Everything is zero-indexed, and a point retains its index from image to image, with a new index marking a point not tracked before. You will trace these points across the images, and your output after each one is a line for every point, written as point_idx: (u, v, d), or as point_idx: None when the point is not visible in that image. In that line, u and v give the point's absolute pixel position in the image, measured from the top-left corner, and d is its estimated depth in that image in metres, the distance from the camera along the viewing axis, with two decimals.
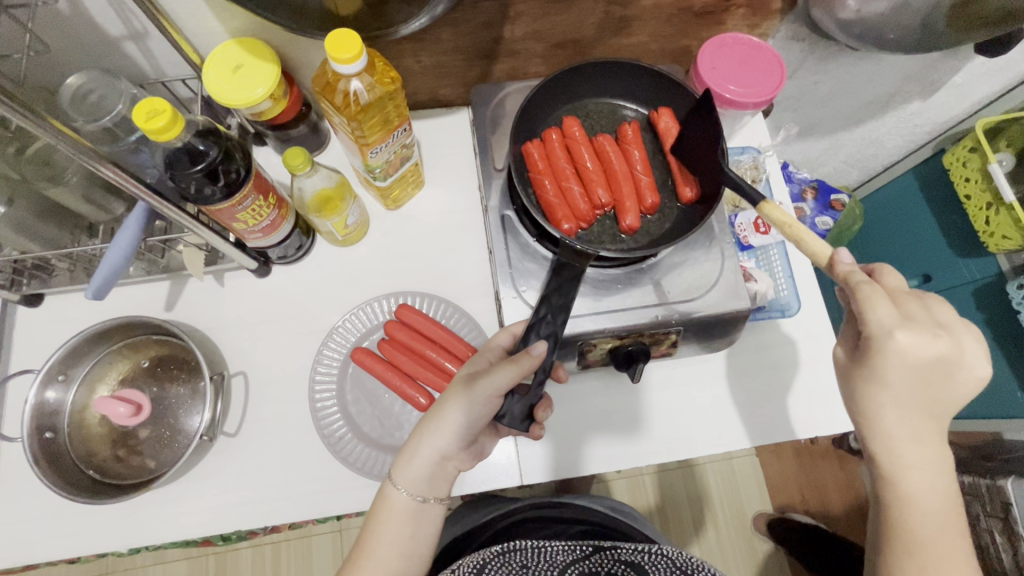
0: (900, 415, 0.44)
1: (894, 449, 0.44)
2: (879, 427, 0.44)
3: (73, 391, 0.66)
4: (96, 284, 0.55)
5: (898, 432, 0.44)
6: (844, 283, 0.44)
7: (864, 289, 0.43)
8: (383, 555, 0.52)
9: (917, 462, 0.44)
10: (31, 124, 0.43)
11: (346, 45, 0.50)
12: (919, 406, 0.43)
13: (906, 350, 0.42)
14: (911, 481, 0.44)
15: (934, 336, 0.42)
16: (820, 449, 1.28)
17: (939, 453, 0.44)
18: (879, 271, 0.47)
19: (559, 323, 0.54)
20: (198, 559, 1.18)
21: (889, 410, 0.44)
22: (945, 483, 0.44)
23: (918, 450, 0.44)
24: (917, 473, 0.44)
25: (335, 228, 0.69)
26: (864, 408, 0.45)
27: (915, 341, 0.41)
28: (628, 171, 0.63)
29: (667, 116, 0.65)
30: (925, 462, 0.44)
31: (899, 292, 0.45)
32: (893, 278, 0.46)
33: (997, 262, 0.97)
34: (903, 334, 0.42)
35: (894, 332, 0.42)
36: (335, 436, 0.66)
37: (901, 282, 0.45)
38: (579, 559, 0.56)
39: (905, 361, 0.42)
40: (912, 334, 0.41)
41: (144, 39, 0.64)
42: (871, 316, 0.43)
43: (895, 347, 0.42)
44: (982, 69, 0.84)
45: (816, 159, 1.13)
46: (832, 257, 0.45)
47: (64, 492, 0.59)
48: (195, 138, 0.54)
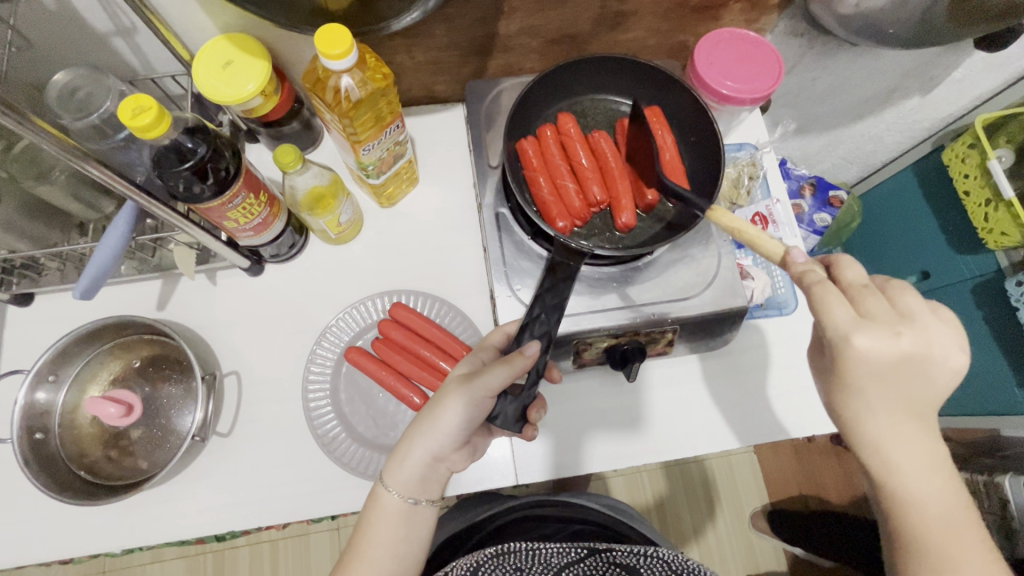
0: (882, 421, 0.43)
1: (884, 458, 0.43)
2: (864, 436, 0.44)
3: (64, 391, 0.66)
4: (84, 285, 0.54)
5: (884, 439, 0.43)
6: (797, 283, 0.45)
7: (817, 292, 0.43)
8: (375, 558, 0.51)
9: (911, 467, 0.43)
10: (14, 123, 0.42)
11: (335, 41, 0.49)
12: (899, 407, 0.43)
13: (867, 352, 0.41)
14: (909, 488, 0.43)
15: (894, 333, 0.41)
16: (819, 446, 1.27)
17: (931, 453, 0.43)
18: (836, 262, 0.46)
19: (553, 323, 0.53)
20: (196, 558, 1.18)
21: (868, 417, 0.43)
22: (947, 482, 0.43)
23: (909, 454, 0.43)
24: (915, 478, 0.43)
25: (329, 226, 0.68)
26: (846, 418, 0.44)
27: (874, 342, 0.41)
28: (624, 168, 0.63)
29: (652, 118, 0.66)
30: (920, 466, 0.43)
31: (856, 286, 0.44)
32: (852, 270, 0.45)
33: (996, 259, 0.97)
34: (861, 337, 0.41)
35: (850, 336, 0.41)
36: (328, 436, 0.66)
37: (860, 274, 0.44)
38: (573, 562, 0.55)
39: (870, 362, 0.41)
40: (869, 334, 0.41)
41: (133, 35, 0.63)
42: (827, 320, 0.42)
43: (856, 350, 0.41)
44: (982, 65, 0.83)
45: (814, 155, 1.12)
46: (785, 255, 0.46)
47: (54, 494, 0.58)
48: (183, 135, 0.53)
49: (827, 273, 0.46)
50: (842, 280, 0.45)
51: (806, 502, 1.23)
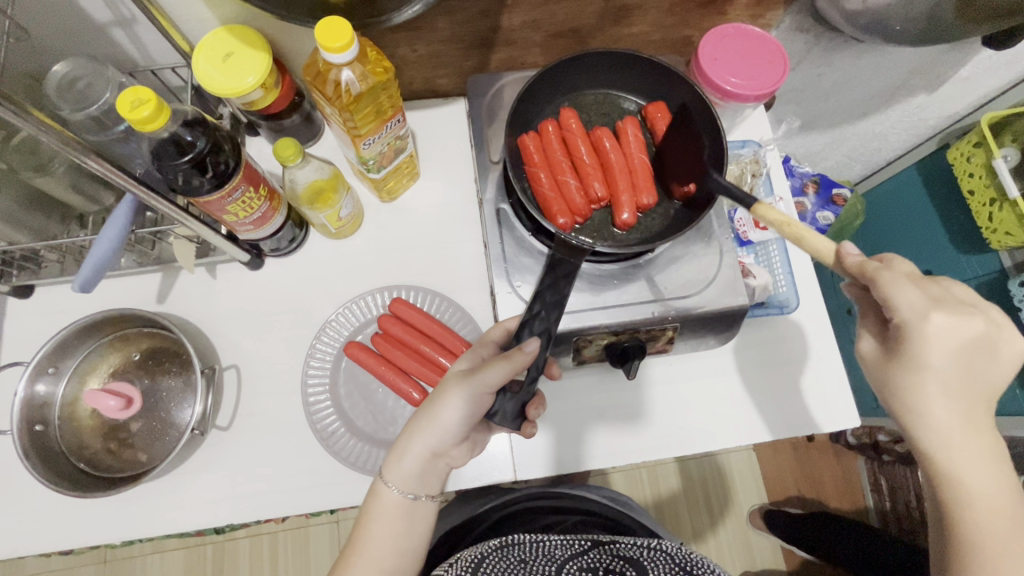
0: (950, 404, 0.42)
1: (948, 445, 0.42)
2: (930, 421, 0.43)
3: (63, 383, 0.66)
4: (83, 277, 0.54)
5: (951, 424, 0.42)
6: (861, 276, 0.43)
7: (886, 275, 0.42)
8: (375, 554, 0.51)
9: (973, 453, 0.42)
10: (12, 115, 0.42)
11: (335, 34, 0.48)
12: (967, 392, 0.42)
13: (944, 332, 0.41)
14: (971, 475, 0.42)
15: (969, 315, 0.41)
16: (818, 444, 1.28)
17: (992, 439, 0.43)
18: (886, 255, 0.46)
19: (553, 320, 0.53)
20: (196, 549, 1.19)
21: (938, 401, 0.42)
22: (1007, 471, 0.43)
23: (973, 439, 0.42)
24: (976, 465, 0.42)
25: (328, 220, 0.68)
26: (910, 402, 0.43)
27: (952, 323, 0.40)
28: (625, 164, 0.62)
29: (633, 125, 0.63)
30: (983, 452, 0.42)
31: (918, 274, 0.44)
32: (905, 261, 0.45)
33: (999, 258, 0.96)
34: (939, 315, 0.41)
35: (929, 314, 0.41)
36: (327, 430, 0.66)
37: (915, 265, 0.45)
38: (578, 553, 0.55)
39: (944, 343, 0.41)
40: (948, 315, 0.41)
41: (132, 25, 0.63)
42: (902, 301, 0.42)
43: (933, 330, 0.41)
44: (990, 62, 0.82)
45: (818, 152, 1.11)
46: (838, 251, 0.44)
47: (53, 486, 0.58)
48: (183, 128, 0.53)
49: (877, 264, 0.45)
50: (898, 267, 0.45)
51: (802, 500, 1.24)
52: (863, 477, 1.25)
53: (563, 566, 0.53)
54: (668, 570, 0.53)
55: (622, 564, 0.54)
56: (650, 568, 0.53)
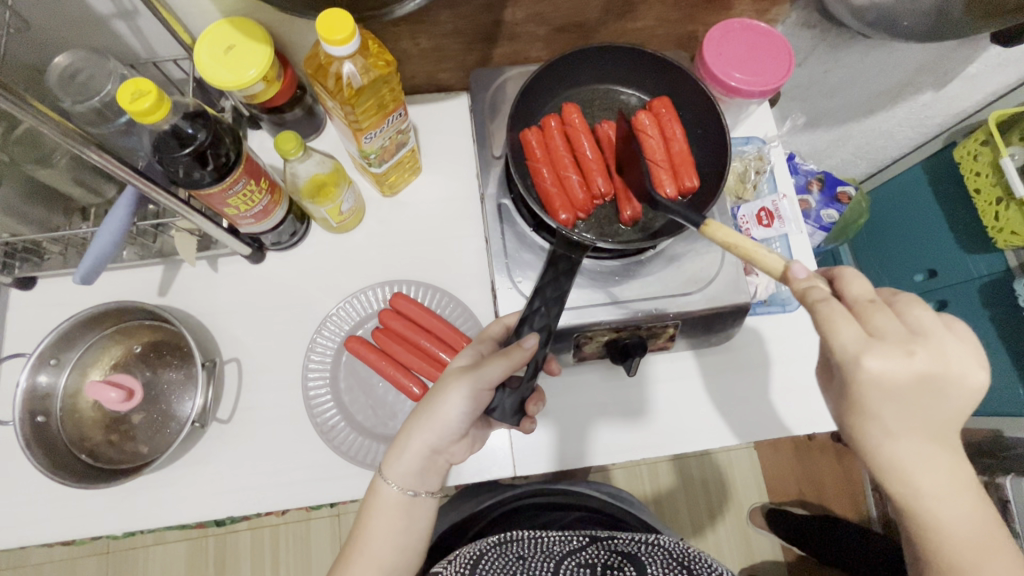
0: (899, 445, 0.40)
1: (901, 481, 0.41)
2: (881, 459, 0.41)
3: (65, 375, 0.66)
4: (84, 270, 0.54)
5: (903, 463, 0.41)
6: (800, 300, 0.42)
7: (822, 311, 0.40)
8: (376, 549, 0.51)
9: (933, 488, 0.41)
10: (13, 106, 0.42)
11: (337, 26, 0.48)
12: (919, 429, 0.40)
13: (880, 375, 0.38)
14: (930, 508, 0.41)
15: (907, 355, 0.38)
16: (819, 443, 1.28)
17: (953, 472, 0.41)
18: (840, 276, 0.43)
19: (553, 315, 0.53)
20: (198, 541, 1.19)
21: (885, 441, 0.41)
22: (970, 499, 0.41)
23: (929, 476, 0.41)
24: (935, 498, 0.41)
25: (330, 214, 0.68)
26: (862, 440, 0.42)
27: (886, 364, 0.38)
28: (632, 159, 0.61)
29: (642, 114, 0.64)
30: (943, 486, 0.41)
31: (863, 302, 0.41)
32: (857, 285, 0.42)
33: (1005, 258, 0.95)
34: (872, 360, 0.38)
35: (862, 358, 0.38)
36: (327, 424, 0.66)
37: (866, 289, 0.41)
38: (575, 550, 0.55)
39: (883, 386, 0.38)
40: (882, 357, 0.38)
41: (135, 17, 0.63)
42: (835, 343, 0.39)
43: (867, 373, 0.38)
44: (998, 60, 0.81)
45: (823, 150, 1.11)
46: (787, 270, 0.43)
47: (55, 477, 0.58)
48: (184, 121, 0.53)
49: (830, 288, 0.43)
50: (847, 293, 0.42)
51: (803, 500, 1.24)
52: (866, 478, 1.24)
53: (561, 562, 0.53)
54: (667, 566, 0.53)
55: (620, 560, 0.53)
56: (649, 562, 0.53)
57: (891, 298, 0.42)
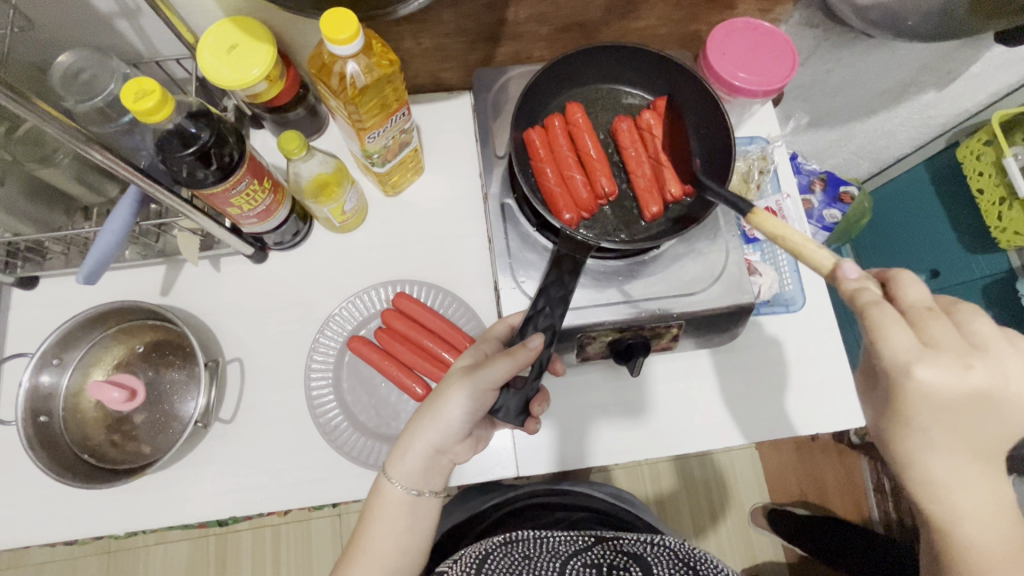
0: (943, 460, 0.40)
1: (941, 499, 0.41)
2: (921, 472, 0.41)
3: (68, 374, 0.66)
4: (87, 270, 0.54)
5: (945, 478, 0.40)
6: (849, 302, 0.41)
7: (873, 314, 0.39)
8: (379, 549, 0.51)
9: (971, 506, 0.40)
10: (16, 105, 0.42)
11: (340, 26, 0.48)
12: (963, 445, 0.40)
13: (930, 387, 0.38)
14: (966, 527, 0.41)
15: (965, 368, 0.37)
16: (821, 444, 1.27)
17: (993, 491, 0.40)
18: (894, 279, 0.42)
19: (557, 315, 0.53)
20: (199, 540, 1.19)
21: (929, 455, 0.40)
22: (1010, 521, 0.41)
23: (968, 493, 0.40)
24: (972, 517, 0.40)
25: (333, 214, 0.68)
26: (902, 454, 0.41)
27: (938, 375, 0.37)
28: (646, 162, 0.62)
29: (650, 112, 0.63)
30: (982, 505, 0.40)
31: (919, 309, 0.40)
32: (913, 290, 0.41)
33: (1008, 258, 0.95)
34: (925, 370, 0.37)
35: (913, 367, 0.38)
36: (330, 425, 0.66)
37: (923, 296, 0.40)
38: (581, 550, 0.55)
39: (933, 399, 0.38)
40: (935, 367, 0.37)
41: (137, 16, 0.63)
42: (886, 350, 0.39)
43: (916, 383, 0.38)
44: (1001, 60, 0.81)
45: (825, 150, 1.11)
46: (835, 269, 0.42)
47: (57, 476, 0.58)
48: (187, 120, 0.53)
49: (883, 291, 0.42)
50: (903, 299, 0.41)
51: (805, 500, 1.24)
52: (867, 478, 1.24)
53: (567, 562, 0.53)
54: (672, 567, 0.53)
55: (626, 560, 0.53)
56: (654, 563, 0.53)
57: (949, 306, 0.41)
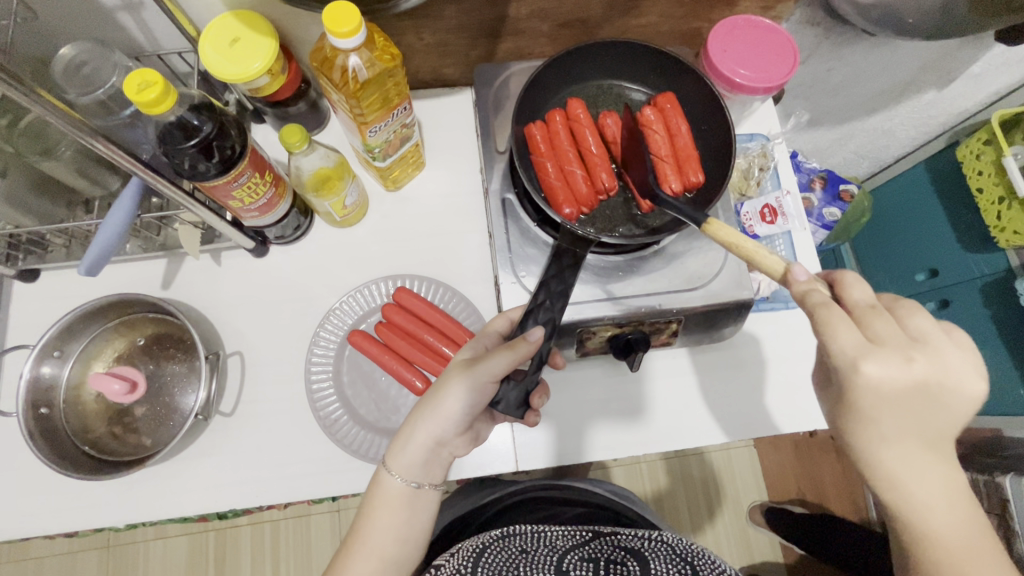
0: (895, 451, 0.40)
1: (895, 491, 0.41)
2: (876, 466, 0.41)
3: (69, 366, 0.66)
4: (89, 262, 0.54)
5: (899, 471, 0.40)
6: (800, 303, 0.42)
7: (821, 315, 0.40)
8: (377, 541, 0.51)
9: (927, 497, 0.40)
10: (19, 95, 0.42)
11: (344, 19, 0.48)
12: (913, 436, 0.40)
13: (877, 380, 0.38)
14: (925, 518, 0.41)
15: (907, 360, 0.38)
16: (819, 442, 1.28)
17: (947, 480, 0.41)
18: (840, 281, 0.44)
19: (557, 309, 0.53)
20: (199, 535, 1.20)
21: (879, 448, 0.41)
22: (966, 508, 0.41)
23: (924, 487, 0.40)
24: (929, 510, 0.40)
25: (334, 208, 0.68)
26: (856, 447, 0.42)
27: (885, 369, 0.38)
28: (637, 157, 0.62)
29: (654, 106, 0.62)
30: (938, 495, 0.40)
31: (863, 307, 0.41)
32: (857, 290, 0.42)
33: (1006, 257, 0.95)
34: (871, 365, 0.38)
35: (859, 363, 0.38)
36: (330, 418, 0.66)
37: (866, 294, 0.42)
38: (578, 544, 0.55)
39: (881, 393, 0.39)
40: (880, 361, 0.38)
41: (139, 9, 0.63)
42: (834, 347, 0.39)
43: (865, 378, 0.38)
44: (1002, 59, 0.81)
45: (825, 149, 1.11)
46: (787, 272, 0.44)
47: (58, 468, 0.59)
48: (189, 112, 0.53)
49: (830, 293, 0.44)
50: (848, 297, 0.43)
51: (803, 500, 1.24)
52: (864, 477, 1.24)
53: (564, 555, 0.53)
54: (669, 560, 0.53)
55: (622, 553, 0.54)
56: (651, 558, 0.53)
57: (891, 303, 0.43)
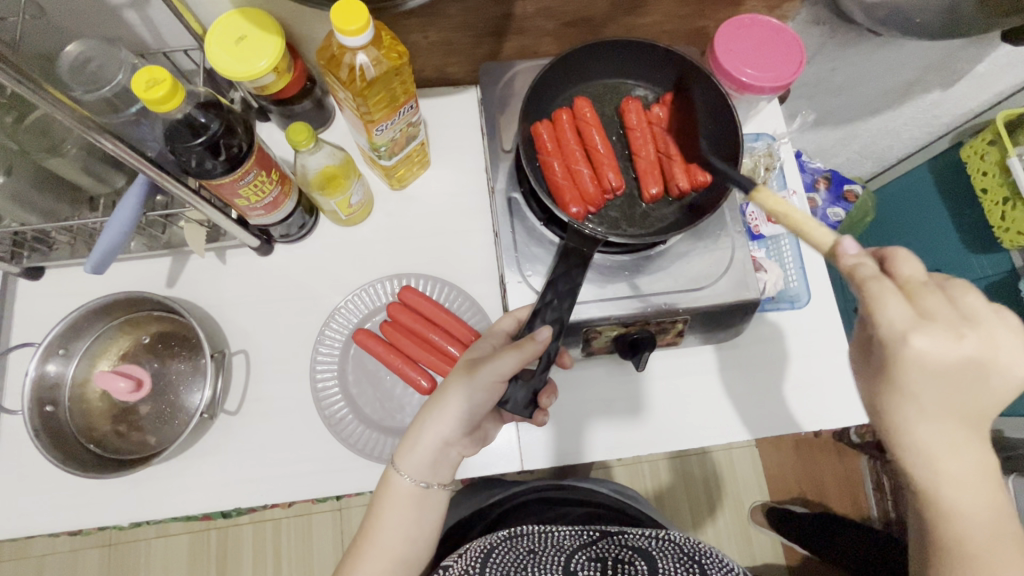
0: (933, 428, 0.40)
1: (928, 468, 0.41)
2: (912, 443, 0.41)
3: (74, 364, 0.66)
4: (96, 259, 0.54)
5: (935, 448, 0.40)
6: (846, 278, 0.41)
7: (871, 288, 0.40)
8: (387, 541, 0.51)
9: (959, 477, 0.40)
10: (28, 91, 0.42)
11: (351, 17, 0.48)
12: (953, 414, 0.40)
13: (926, 355, 0.38)
14: (954, 499, 0.40)
15: (957, 336, 0.38)
16: (820, 442, 1.28)
17: (981, 461, 0.40)
18: (891, 256, 0.43)
19: (566, 308, 0.53)
20: (200, 534, 1.20)
21: (918, 423, 0.40)
22: (994, 491, 0.41)
23: (958, 466, 0.40)
24: (959, 489, 0.40)
25: (339, 207, 0.68)
26: (893, 423, 0.41)
27: (935, 344, 0.38)
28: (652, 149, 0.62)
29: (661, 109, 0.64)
30: (970, 475, 0.40)
31: (914, 283, 0.41)
32: (909, 265, 0.42)
33: (1011, 258, 0.95)
34: (920, 338, 0.38)
35: (909, 336, 0.38)
36: (335, 417, 0.66)
37: (918, 270, 0.41)
38: (586, 544, 0.55)
39: (926, 367, 0.38)
40: (931, 336, 0.38)
41: (144, 7, 0.63)
42: (882, 320, 0.39)
43: (913, 352, 0.38)
44: (1006, 59, 0.81)
45: (829, 148, 1.11)
46: (836, 244, 0.42)
47: (64, 466, 0.59)
48: (196, 110, 0.53)
49: (880, 267, 0.43)
50: (898, 273, 0.42)
51: (805, 499, 1.24)
52: (865, 477, 1.24)
53: (572, 556, 0.53)
54: (677, 560, 0.53)
55: (630, 553, 0.54)
56: (659, 557, 0.53)
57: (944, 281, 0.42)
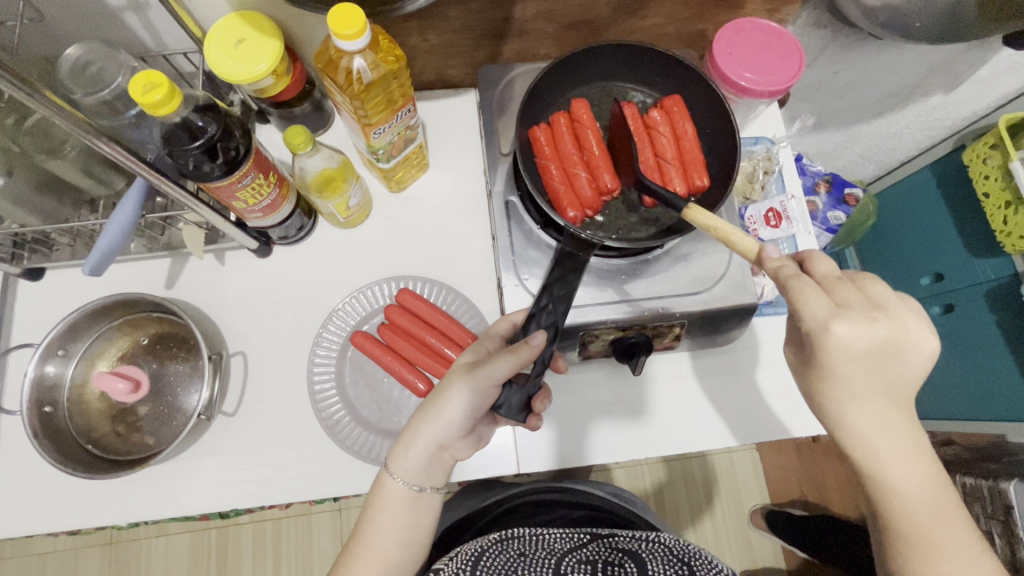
0: (864, 409, 0.42)
1: (863, 448, 0.42)
2: (846, 424, 0.43)
3: (73, 365, 0.66)
4: (94, 261, 0.54)
5: (867, 428, 0.42)
6: (773, 279, 0.43)
7: (793, 284, 0.42)
8: (380, 545, 0.51)
9: (894, 454, 0.42)
10: (25, 97, 0.42)
11: (347, 21, 0.48)
12: (880, 393, 0.42)
13: (847, 341, 0.40)
14: (891, 477, 0.42)
15: (871, 321, 0.40)
16: (823, 445, 1.26)
17: (912, 438, 0.42)
18: (809, 258, 0.46)
19: (560, 313, 0.53)
20: (200, 534, 1.20)
21: (849, 405, 0.42)
22: (928, 466, 0.42)
23: (892, 445, 0.42)
24: (896, 468, 0.42)
25: (337, 210, 0.68)
26: (827, 406, 0.43)
27: (853, 330, 0.40)
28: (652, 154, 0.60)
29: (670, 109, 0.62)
30: (903, 451, 0.42)
31: (829, 278, 0.43)
32: (824, 264, 0.44)
33: (1013, 262, 0.95)
34: (840, 326, 0.40)
35: (830, 324, 0.40)
36: (333, 419, 0.66)
37: (832, 267, 0.44)
38: (575, 546, 0.55)
39: (850, 352, 0.40)
40: (849, 323, 0.40)
41: (145, 10, 0.63)
42: (805, 312, 0.41)
43: (835, 339, 0.40)
44: (1009, 62, 0.80)
45: (831, 151, 1.10)
46: (760, 252, 0.44)
47: (62, 466, 0.59)
48: (194, 113, 0.53)
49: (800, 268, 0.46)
50: (813, 271, 0.44)
51: (805, 501, 1.24)
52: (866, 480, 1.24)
53: (562, 560, 0.52)
54: (667, 562, 0.52)
55: (620, 555, 0.53)
56: (649, 559, 0.52)
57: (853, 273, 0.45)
